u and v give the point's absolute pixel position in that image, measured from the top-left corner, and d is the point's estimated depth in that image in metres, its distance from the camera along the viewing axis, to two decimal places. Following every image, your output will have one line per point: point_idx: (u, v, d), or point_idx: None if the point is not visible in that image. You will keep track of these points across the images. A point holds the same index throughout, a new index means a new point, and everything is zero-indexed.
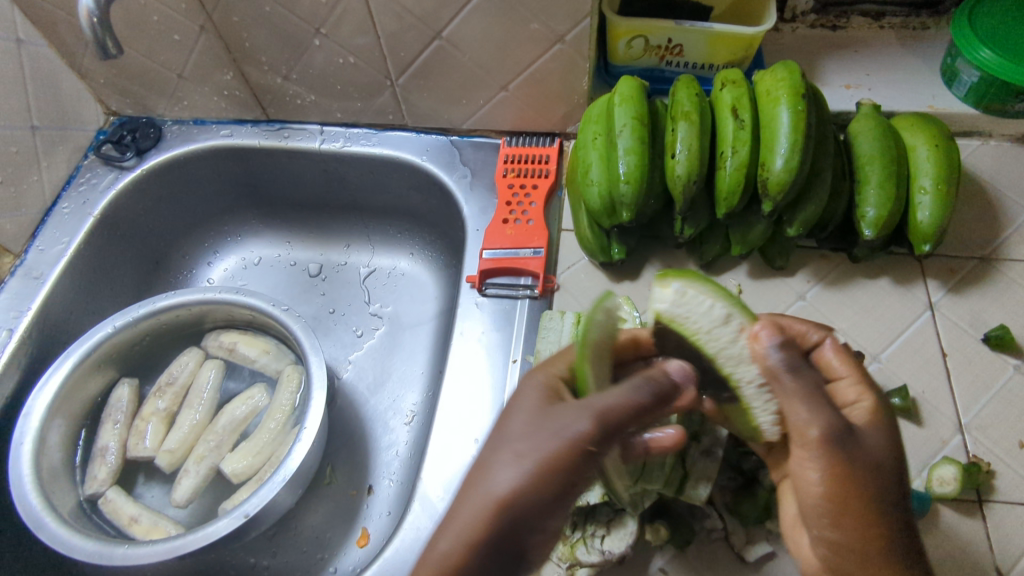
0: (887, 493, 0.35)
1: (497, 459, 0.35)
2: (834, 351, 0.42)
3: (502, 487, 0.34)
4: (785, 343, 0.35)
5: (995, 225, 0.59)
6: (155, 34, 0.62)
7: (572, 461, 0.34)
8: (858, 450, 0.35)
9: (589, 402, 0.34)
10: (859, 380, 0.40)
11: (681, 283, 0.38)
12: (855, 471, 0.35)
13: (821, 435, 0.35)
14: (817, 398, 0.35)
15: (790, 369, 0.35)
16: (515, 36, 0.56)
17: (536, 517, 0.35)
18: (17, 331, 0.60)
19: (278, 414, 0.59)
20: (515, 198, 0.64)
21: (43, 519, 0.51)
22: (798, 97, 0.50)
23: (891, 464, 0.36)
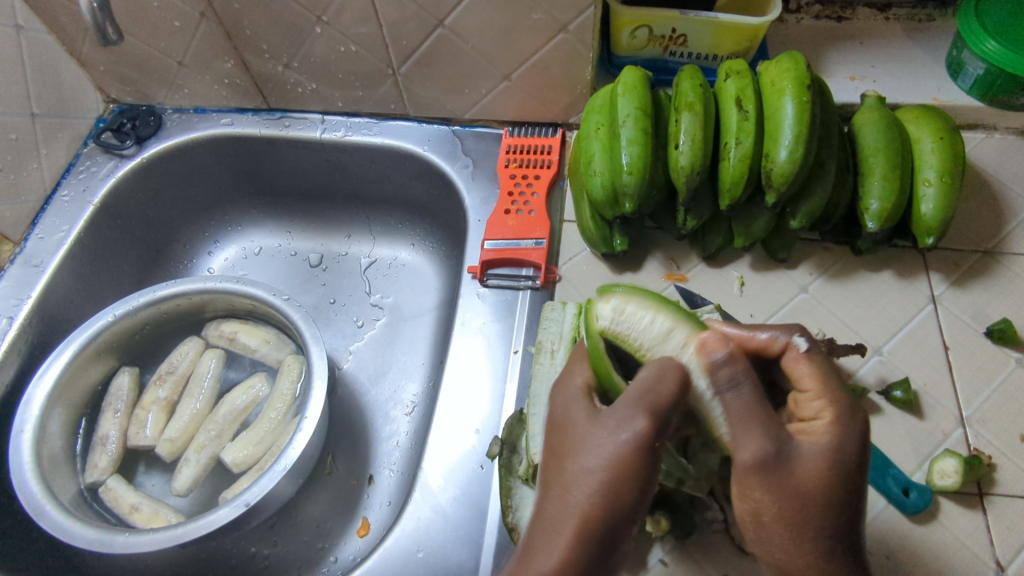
0: (816, 518, 0.37)
1: (571, 478, 0.38)
2: (799, 357, 0.41)
3: (584, 503, 0.37)
4: (731, 357, 0.38)
5: (998, 219, 0.59)
6: (155, 22, 0.61)
7: (641, 461, 0.36)
8: (786, 476, 0.37)
9: (633, 404, 0.37)
10: (821, 393, 0.39)
11: (618, 299, 0.43)
12: (782, 496, 0.37)
13: (751, 459, 0.37)
14: (749, 420, 0.37)
15: (729, 386, 0.38)
16: (518, 25, 0.56)
17: (623, 524, 0.37)
18: (17, 319, 0.60)
19: (279, 404, 0.59)
20: (517, 188, 0.64)
21: (44, 507, 0.51)
22: (803, 87, 0.50)
23: (823, 490, 0.37)
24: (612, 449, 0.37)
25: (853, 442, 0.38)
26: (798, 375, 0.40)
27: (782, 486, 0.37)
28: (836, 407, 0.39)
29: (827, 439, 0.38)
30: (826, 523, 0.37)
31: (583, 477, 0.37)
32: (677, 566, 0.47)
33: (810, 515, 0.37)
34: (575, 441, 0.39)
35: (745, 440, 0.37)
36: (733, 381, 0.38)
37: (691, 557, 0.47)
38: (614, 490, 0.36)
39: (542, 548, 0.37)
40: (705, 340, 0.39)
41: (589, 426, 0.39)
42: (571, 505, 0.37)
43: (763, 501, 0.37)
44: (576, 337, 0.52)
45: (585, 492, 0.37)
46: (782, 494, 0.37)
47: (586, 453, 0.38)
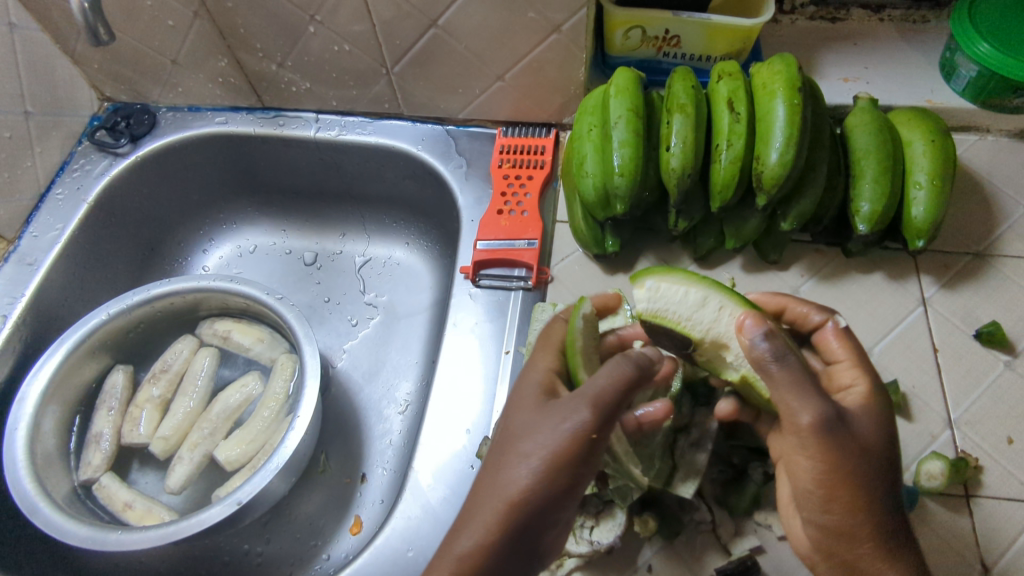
0: (876, 484, 0.37)
1: (506, 460, 0.38)
2: (835, 331, 0.43)
3: (515, 483, 0.37)
4: (773, 336, 0.36)
5: (990, 221, 0.59)
6: (148, 21, 0.61)
7: (577, 452, 0.36)
8: (851, 437, 0.36)
9: (577, 396, 0.37)
10: (856, 364, 0.41)
11: (651, 280, 0.43)
12: (844, 457, 0.36)
13: (811, 423, 0.36)
14: (806, 389, 0.36)
15: (776, 358, 0.36)
16: (511, 25, 0.56)
17: (550, 510, 0.38)
18: (11, 317, 0.60)
19: (272, 402, 0.59)
20: (510, 189, 0.64)
21: (38, 505, 0.51)
22: (794, 90, 0.50)
23: (879, 450, 0.37)
24: (551, 436, 0.37)
25: (886, 409, 0.39)
26: (833, 348, 0.43)
27: (845, 449, 0.36)
28: (870, 376, 0.40)
29: (871, 405, 0.39)
30: (882, 483, 0.37)
31: (515, 459, 0.37)
32: (665, 566, 0.47)
33: (871, 475, 0.37)
34: (519, 427, 0.38)
35: (800, 403, 0.36)
36: (782, 355, 0.36)
37: (679, 558, 0.47)
38: (542, 474, 0.37)
39: (467, 525, 0.37)
40: (743, 321, 0.37)
41: (537, 412, 0.38)
42: (500, 487, 0.37)
43: (827, 462, 0.36)
44: None
45: (516, 475, 0.37)
46: (844, 455, 0.36)
47: (524, 437, 0.38)
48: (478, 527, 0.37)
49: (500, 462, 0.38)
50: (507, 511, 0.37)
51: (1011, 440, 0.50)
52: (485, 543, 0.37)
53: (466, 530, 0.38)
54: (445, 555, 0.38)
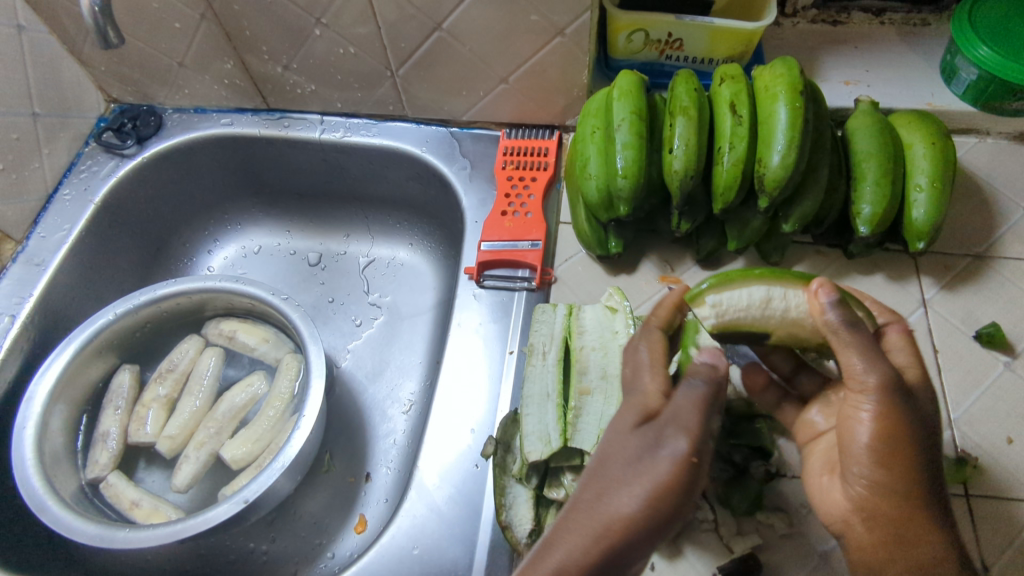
0: (929, 452, 0.37)
1: (596, 486, 0.34)
2: (902, 333, 0.43)
3: (609, 509, 0.33)
4: (841, 302, 0.37)
5: (990, 223, 0.60)
6: (155, 23, 0.62)
7: (679, 480, 0.33)
8: (913, 403, 0.37)
9: (671, 421, 0.34)
10: (913, 353, 0.43)
11: (709, 296, 0.44)
12: (907, 419, 0.37)
13: (878, 382, 0.36)
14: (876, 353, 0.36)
15: (847, 324, 0.37)
16: (517, 28, 0.56)
17: (647, 545, 0.33)
18: (19, 317, 0.61)
19: (278, 402, 0.60)
20: (513, 191, 0.65)
21: (46, 503, 0.51)
22: (796, 93, 0.50)
23: (932, 423, 0.38)
24: (648, 458, 0.34)
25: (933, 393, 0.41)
26: (892, 342, 0.42)
27: (908, 413, 0.37)
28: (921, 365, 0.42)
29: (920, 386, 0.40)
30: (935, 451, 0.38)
31: (606, 482, 0.34)
32: (666, 565, 0.47)
33: (927, 442, 0.37)
34: (611, 450, 0.35)
35: (871, 364, 0.36)
36: (854, 322, 0.37)
37: (680, 557, 0.47)
38: (638, 497, 0.33)
39: (555, 547, 0.32)
40: (817, 286, 0.38)
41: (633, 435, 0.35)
42: (593, 511, 0.33)
43: (891, 422, 0.36)
44: (566, 337, 0.53)
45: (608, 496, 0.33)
46: (908, 417, 0.37)
47: (616, 459, 0.35)
48: (565, 547, 0.32)
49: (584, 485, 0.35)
50: (596, 532, 0.32)
51: (1011, 440, 0.51)
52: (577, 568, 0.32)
53: (552, 551, 0.32)
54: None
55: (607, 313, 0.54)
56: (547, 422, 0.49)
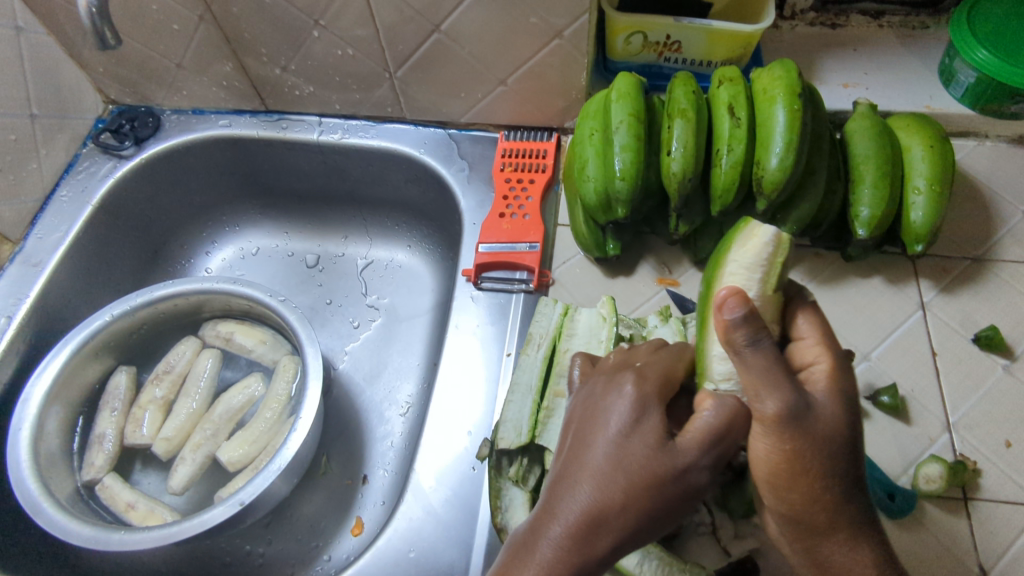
0: (836, 473, 0.36)
1: (613, 482, 0.34)
2: (804, 311, 0.40)
3: (621, 509, 0.34)
4: (748, 316, 0.34)
5: (988, 226, 0.60)
6: (154, 25, 0.62)
7: (682, 501, 0.35)
8: (814, 429, 0.35)
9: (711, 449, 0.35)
10: (822, 342, 0.38)
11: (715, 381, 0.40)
12: (806, 446, 0.35)
13: (776, 411, 0.35)
14: (774, 377, 0.35)
15: (750, 342, 0.34)
16: (514, 30, 0.56)
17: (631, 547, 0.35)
18: (15, 318, 0.61)
19: (275, 404, 0.60)
20: (512, 193, 0.65)
21: (41, 505, 0.51)
22: (794, 96, 0.50)
23: (842, 438, 0.36)
24: (662, 464, 0.35)
25: (848, 389, 0.37)
26: (799, 328, 0.39)
27: (805, 440, 0.35)
28: (832, 353, 0.38)
29: (832, 386, 0.37)
30: (843, 470, 0.36)
31: (610, 474, 0.34)
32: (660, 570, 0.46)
33: (829, 465, 0.36)
34: (627, 439, 0.35)
35: (771, 390, 0.35)
36: (754, 340, 0.34)
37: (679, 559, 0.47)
38: (639, 501, 0.34)
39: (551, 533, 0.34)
40: (724, 299, 0.35)
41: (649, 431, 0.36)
42: (604, 510, 0.34)
43: (789, 452, 0.35)
44: (558, 336, 0.54)
45: (612, 491, 0.34)
46: (806, 445, 0.35)
47: (626, 453, 0.35)
48: (556, 535, 0.34)
49: (580, 464, 0.36)
50: (591, 528, 0.34)
51: (1009, 443, 0.50)
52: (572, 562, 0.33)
53: (546, 536, 0.34)
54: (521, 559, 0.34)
55: (603, 320, 0.54)
56: (525, 414, 0.50)
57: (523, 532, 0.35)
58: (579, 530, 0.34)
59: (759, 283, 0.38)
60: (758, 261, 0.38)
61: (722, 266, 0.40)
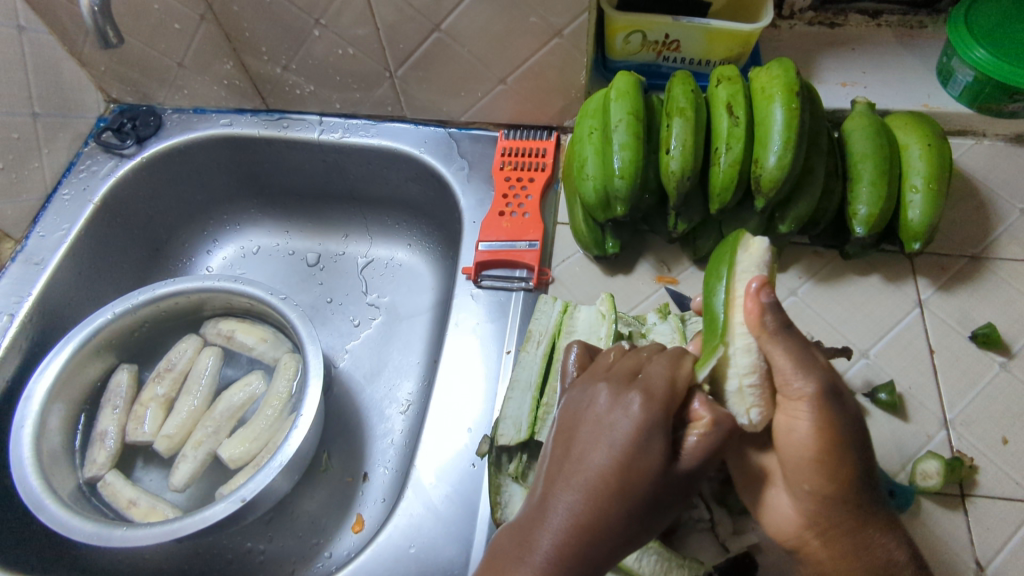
0: (862, 448, 0.39)
1: (608, 492, 0.34)
2: None
3: (614, 520, 0.34)
4: (777, 302, 0.38)
5: (985, 224, 0.60)
6: (155, 23, 0.62)
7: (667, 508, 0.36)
8: (842, 406, 0.38)
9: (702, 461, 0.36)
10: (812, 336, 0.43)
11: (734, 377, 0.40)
12: (838, 423, 0.38)
13: (812, 390, 0.37)
14: (805, 358, 0.37)
15: (780, 322, 0.37)
16: (514, 29, 0.57)
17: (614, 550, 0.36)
18: (17, 316, 0.61)
19: (276, 401, 0.60)
20: (511, 191, 0.65)
21: (44, 501, 0.51)
22: (792, 94, 0.50)
23: (860, 417, 0.39)
24: (660, 486, 0.35)
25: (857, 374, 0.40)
26: None
27: (838, 416, 0.38)
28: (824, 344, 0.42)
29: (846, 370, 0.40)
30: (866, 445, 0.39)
31: (606, 486, 0.34)
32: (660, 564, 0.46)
33: (856, 442, 0.38)
34: (631, 459, 0.34)
35: (799, 371, 0.37)
36: (784, 321, 0.38)
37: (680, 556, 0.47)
38: (633, 521, 0.34)
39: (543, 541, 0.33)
40: (752, 286, 0.38)
41: (652, 451, 0.35)
42: (597, 521, 0.34)
43: (825, 431, 0.37)
44: (557, 334, 0.54)
45: (611, 512, 0.34)
46: (839, 422, 0.38)
47: (626, 469, 0.34)
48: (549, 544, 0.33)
49: (581, 481, 0.34)
50: (584, 538, 0.33)
51: (1006, 440, 0.51)
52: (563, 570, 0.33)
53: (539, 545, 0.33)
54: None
55: (602, 317, 0.54)
56: (525, 411, 0.50)
57: (512, 534, 0.35)
58: (576, 548, 0.33)
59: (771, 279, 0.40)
60: (767, 261, 0.40)
61: (731, 267, 0.40)
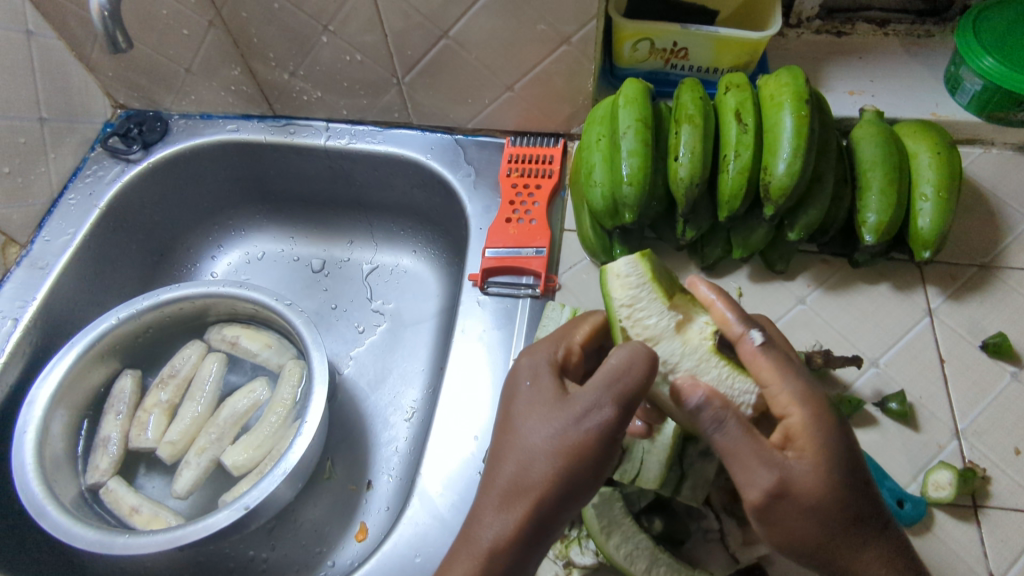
0: (837, 519, 0.38)
1: (525, 456, 0.39)
2: (753, 351, 0.40)
3: (538, 478, 0.38)
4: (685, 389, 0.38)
5: (995, 233, 0.60)
6: (164, 29, 0.62)
7: (598, 447, 0.38)
8: (794, 500, 0.37)
9: (603, 392, 0.38)
10: (785, 387, 0.39)
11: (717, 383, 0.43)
12: (795, 516, 0.38)
13: (758, 497, 0.37)
14: (742, 461, 0.37)
15: (713, 426, 0.38)
16: (522, 36, 0.57)
17: (569, 505, 0.39)
18: (22, 320, 0.61)
19: (280, 408, 0.59)
20: (518, 198, 0.65)
21: (46, 508, 0.51)
22: (801, 102, 0.50)
23: (830, 494, 0.38)
24: (569, 438, 0.38)
25: (829, 426, 0.38)
26: (758, 366, 0.40)
27: (791, 511, 0.38)
28: (803, 402, 0.39)
29: (810, 436, 0.38)
30: (844, 516, 0.38)
31: (524, 450, 0.39)
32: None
33: (825, 522, 0.38)
34: (537, 419, 0.39)
35: (759, 472, 0.37)
36: (718, 421, 0.37)
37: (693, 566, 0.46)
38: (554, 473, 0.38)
39: (487, 517, 0.39)
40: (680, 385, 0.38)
41: (554, 409, 0.39)
42: (523, 482, 0.38)
43: (787, 526, 0.38)
44: None
45: (526, 475, 0.38)
46: (797, 515, 0.38)
47: (534, 435, 0.39)
48: (494, 522, 0.38)
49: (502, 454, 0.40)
50: (518, 500, 0.38)
51: (1018, 451, 0.50)
52: (512, 530, 0.38)
53: (486, 525, 0.38)
54: (468, 553, 0.38)
55: None
56: None
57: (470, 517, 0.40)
58: (505, 512, 0.38)
59: (649, 308, 0.43)
60: (637, 290, 0.43)
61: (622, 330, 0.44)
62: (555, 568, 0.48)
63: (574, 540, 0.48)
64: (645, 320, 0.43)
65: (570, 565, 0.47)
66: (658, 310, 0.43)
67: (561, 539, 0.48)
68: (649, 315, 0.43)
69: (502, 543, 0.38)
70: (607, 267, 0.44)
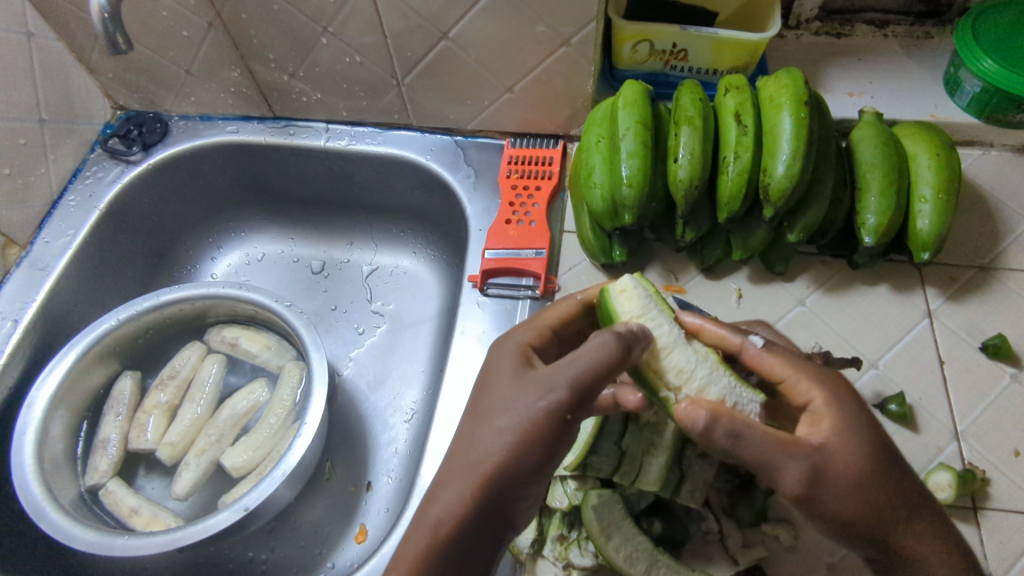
0: (879, 494, 0.39)
1: (484, 434, 0.40)
2: (760, 351, 0.43)
3: (488, 456, 0.39)
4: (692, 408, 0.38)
5: (994, 234, 0.60)
6: (164, 31, 0.62)
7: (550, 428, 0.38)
8: (833, 481, 0.38)
9: (557, 375, 0.38)
10: (800, 374, 0.42)
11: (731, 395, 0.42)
12: (839, 498, 0.38)
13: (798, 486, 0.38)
14: (773, 456, 0.38)
15: (735, 433, 0.37)
16: (521, 38, 0.57)
17: (521, 485, 0.40)
18: (21, 322, 0.61)
19: (279, 410, 0.59)
20: (518, 200, 0.65)
21: (44, 509, 0.51)
22: (800, 104, 0.50)
23: (868, 468, 0.39)
24: (522, 417, 0.39)
25: (848, 401, 0.41)
26: (769, 365, 0.43)
27: (832, 495, 0.38)
28: (821, 383, 0.41)
29: (833, 415, 0.40)
30: (882, 491, 0.39)
31: (481, 426, 0.40)
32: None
33: (867, 500, 0.39)
34: (496, 398, 0.40)
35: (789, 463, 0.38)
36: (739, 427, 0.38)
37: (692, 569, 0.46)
38: (503, 451, 0.39)
39: (441, 496, 0.40)
40: (680, 408, 0.38)
41: (513, 385, 0.40)
42: (476, 459, 0.39)
43: (832, 511, 0.39)
44: None
45: (479, 452, 0.39)
46: (839, 497, 0.38)
47: (491, 411, 0.40)
48: (444, 500, 0.40)
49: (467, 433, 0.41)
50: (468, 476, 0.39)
51: (1018, 452, 0.50)
52: (460, 508, 0.39)
53: (436, 502, 0.40)
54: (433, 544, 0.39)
55: None
56: None
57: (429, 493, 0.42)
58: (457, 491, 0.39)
59: (659, 316, 0.42)
60: (647, 300, 0.42)
61: None
62: (554, 570, 0.47)
63: (574, 542, 0.47)
64: (657, 327, 0.42)
65: (570, 567, 0.47)
66: (667, 319, 0.42)
67: (560, 541, 0.48)
68: (659, 324, 0.42)
69: (449, 522, 0.39)
70: (612, 285, 0.43)
